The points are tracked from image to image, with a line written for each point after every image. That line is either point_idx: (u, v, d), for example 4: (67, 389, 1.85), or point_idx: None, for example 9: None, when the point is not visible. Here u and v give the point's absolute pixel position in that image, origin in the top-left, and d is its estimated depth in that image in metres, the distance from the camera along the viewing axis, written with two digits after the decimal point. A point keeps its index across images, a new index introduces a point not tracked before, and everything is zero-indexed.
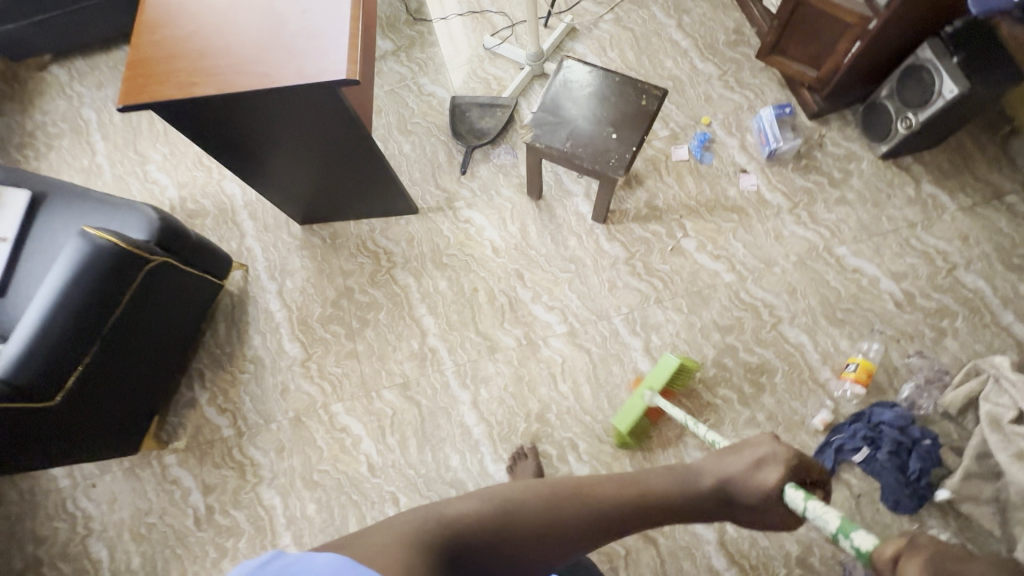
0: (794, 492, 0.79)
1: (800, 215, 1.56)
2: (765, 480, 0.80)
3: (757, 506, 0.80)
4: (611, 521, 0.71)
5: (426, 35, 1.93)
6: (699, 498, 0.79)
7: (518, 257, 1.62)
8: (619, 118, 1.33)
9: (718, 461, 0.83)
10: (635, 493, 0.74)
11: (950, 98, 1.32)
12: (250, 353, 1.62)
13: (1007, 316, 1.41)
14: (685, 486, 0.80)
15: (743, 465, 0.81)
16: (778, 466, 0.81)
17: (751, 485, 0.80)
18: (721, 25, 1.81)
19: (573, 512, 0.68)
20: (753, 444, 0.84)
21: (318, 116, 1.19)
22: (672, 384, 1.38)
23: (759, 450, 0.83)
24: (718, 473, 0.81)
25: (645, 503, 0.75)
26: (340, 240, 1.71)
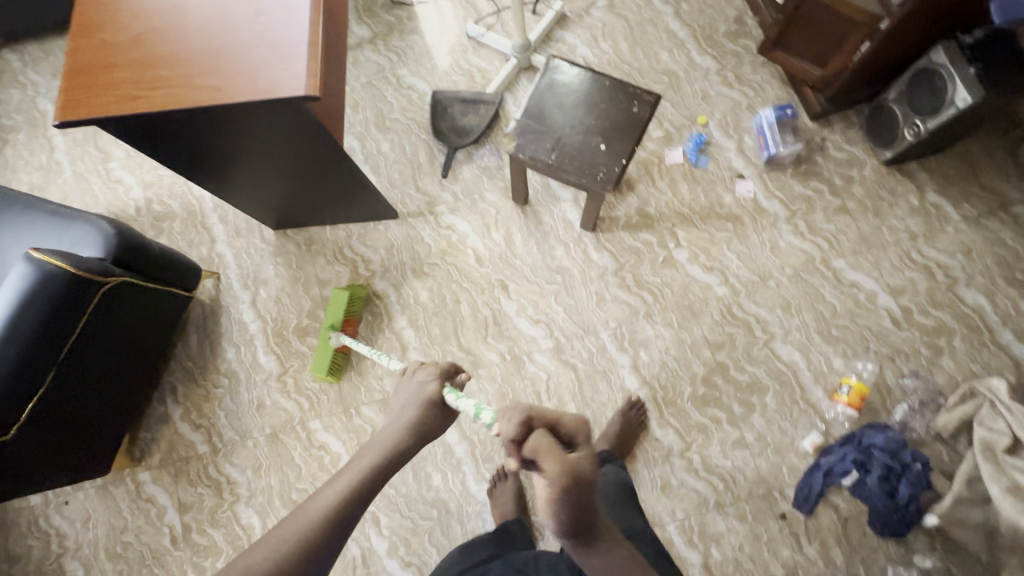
0: (452, 397, 0.84)
1: (798, 224, 1.49)
2: (426, 394, 0.85)
3: (443, 420, 0.86)
4: (341, 520, 0.74)
5: (405, 20, 1.80)
6: (404, 449, 0.83)
7: (502, 267, 1.55)
8: (607, 126, 1.23)
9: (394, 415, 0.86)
10: (344, 483, 0.77)
11: (962, 108, 1.23)
12: (223, 367, 1.56)
13: (1005, 335, 1.37)
14: (393, 450, 0.82)
15: (412, 400, 0.86)
16: (429, 378, 0.87)
17: (429, 408, 0.85)
18: (722, 14, 1.69)
19: (305, 534, 0.70)
20: (409, 380, 0.89)
21: (281, 130, 1.09)
22: (351, 314, 1.51)
23: (413, 382, 0.88)
24: (401, 421, 0.84)
25: (359, 487, 0.77)
26: (316, 247, 1.63)
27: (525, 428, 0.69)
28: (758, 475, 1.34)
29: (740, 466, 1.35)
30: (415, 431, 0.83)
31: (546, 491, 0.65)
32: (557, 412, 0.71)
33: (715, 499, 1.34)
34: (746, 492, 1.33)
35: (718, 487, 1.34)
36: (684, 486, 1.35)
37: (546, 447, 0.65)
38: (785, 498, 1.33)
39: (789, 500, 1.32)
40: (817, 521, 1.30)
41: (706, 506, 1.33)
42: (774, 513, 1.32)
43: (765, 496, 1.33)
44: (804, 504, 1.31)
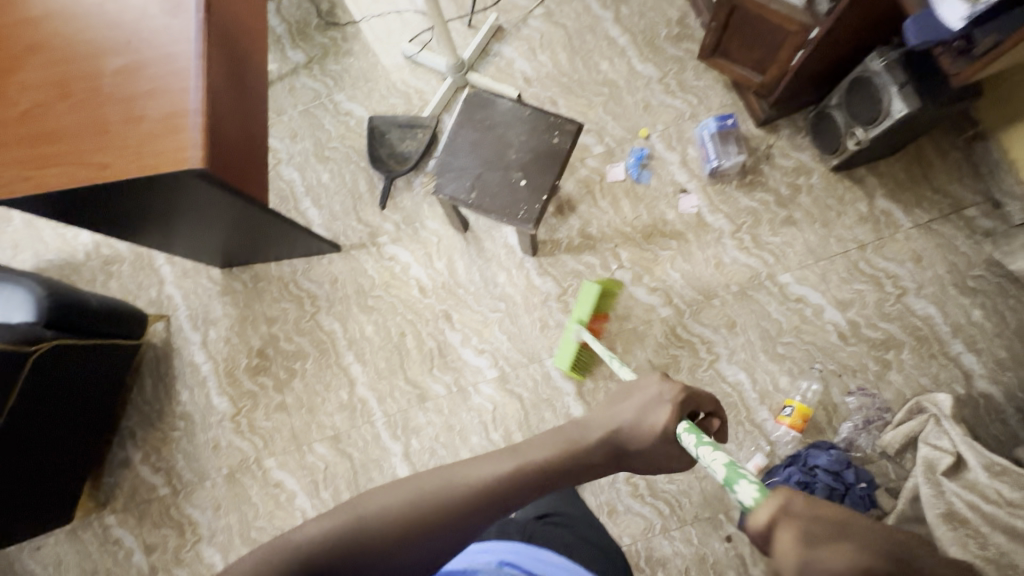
0: (685, 435, 0.74)
1: (743, 239, 1.45)
2: (648, 422, 0.76)
3: (647, 451, 0.76)
4: (502, 498, 0.65)
5: (341, 42, 1.75)
6: (592, 460, 0.73)
7: (445, 296, 1.53)
8: (529, 160, 1.20)
9: (605, 412, 0.79)
10: (523, 459, 0.69)
11: (898, 119, 1.17)
12: (178, 410, 1.58)
13: (956, 346, 1.33)
14: (580, 450, 0.73)
15: (628, 412, 0.77)
16: (662, 406, 0.77)
17: (642, 429, 0.76)
18: (663, 17, 1.61)
19: (453, 491, 0.63)
20: (636, 391, 0.81)
21: (200, 203, 1.08)
22: (600, 309, 1.37)
23: (644, 396, 0.79)
24: (608, 428, 0.76)
25: (538, 471, 0.68)
26: (262, 284, 1.62)
27: None
28: (703, 497, 1.34)
29: (685, 489, 1.35)
30: (612, 445, 0.74)
31: None
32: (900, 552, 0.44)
33: (661, 524, 1.34)
34: (692, 515, 1.34)
35: (664, 511, 1.35)
36: (630, 510, 1.36)
37: None
38: (731, 520, 1.32)
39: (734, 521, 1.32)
40: None
41: (653, 531, 1.34)
42: (719, 535, 1.32)
43: (710, 518, 1.33)
44: None
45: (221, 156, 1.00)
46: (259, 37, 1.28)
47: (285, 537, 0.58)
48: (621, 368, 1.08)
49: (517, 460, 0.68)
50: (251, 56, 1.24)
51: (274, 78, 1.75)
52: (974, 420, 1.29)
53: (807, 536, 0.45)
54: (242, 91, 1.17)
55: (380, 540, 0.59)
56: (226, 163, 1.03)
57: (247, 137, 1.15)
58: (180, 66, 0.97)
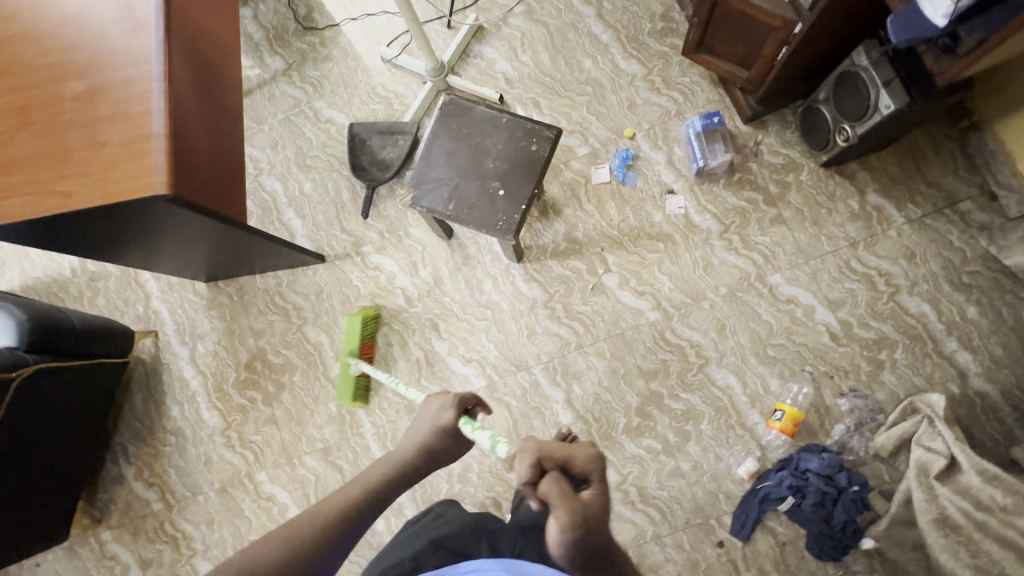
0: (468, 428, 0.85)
1: (732, 239, 1.42)
2: (445, 422, 0.87)
3: (453, 449, 0.88)
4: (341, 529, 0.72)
5: (319, 47, 1.71)
6: (412, 470, 0.83)
7: (431, 305, 1.52)
8: (506, 169, 1.17)
9: (409, 436, 0.88)
10: (350, 494, 0.76)
11: (885, 115, 1.13)
12: (169, 425, 1.58)
13: (950, 344, 1.30)
14: (400, 466, 0.82)
15: (426, 426, 0.88)
16: (450, 408, 0.89)
17: (443, 436, 0.87)
18: (647, 11, 1.57)
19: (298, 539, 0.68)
20: (426, 408, 0.92)
21: (171, 225, 1.07)
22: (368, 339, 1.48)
23: (434, 407, 0.90)
24: (416, 441, 0.86)
25: (366, 495, 0.77)
26: (247, 296, 1.61)
27: (534, 467, 0.67)
28: (694, 503, 1.33)
29: (676, 495, 1.34)
30: (428, 453, 0.85)
31: (554, 532, 0.62)
32: (567, 449, 0.70)
33: (653, 531, 1.33)
34: (683, 521, 1.32)
35: (656, 518, 1.34)
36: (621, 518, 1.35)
37: (554, 489, 0.64)
38: (722, 525, 1.31)
39: (726, 526, 1.31)
40: (756, 547, 1.29)
41: (644, 537, 1.33)
42: (711, 541, 1.31)
43: (702, 524, 1.32)
44: (741, 530, 1.29)
45: (187, 177, 0.99)
46: (231, 46, 1.25)
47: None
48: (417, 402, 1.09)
49: (347, 492, 0.76)
50: (223, 66, 1.22)
51: (253, 86, 1.72)
52: (969, 420, 1.27)
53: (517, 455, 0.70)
54: (214, 104, 1.15)
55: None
56: (194, 183, 1.02)
57: (219, 153, 1.14)
58: (142, 89, 0.96)
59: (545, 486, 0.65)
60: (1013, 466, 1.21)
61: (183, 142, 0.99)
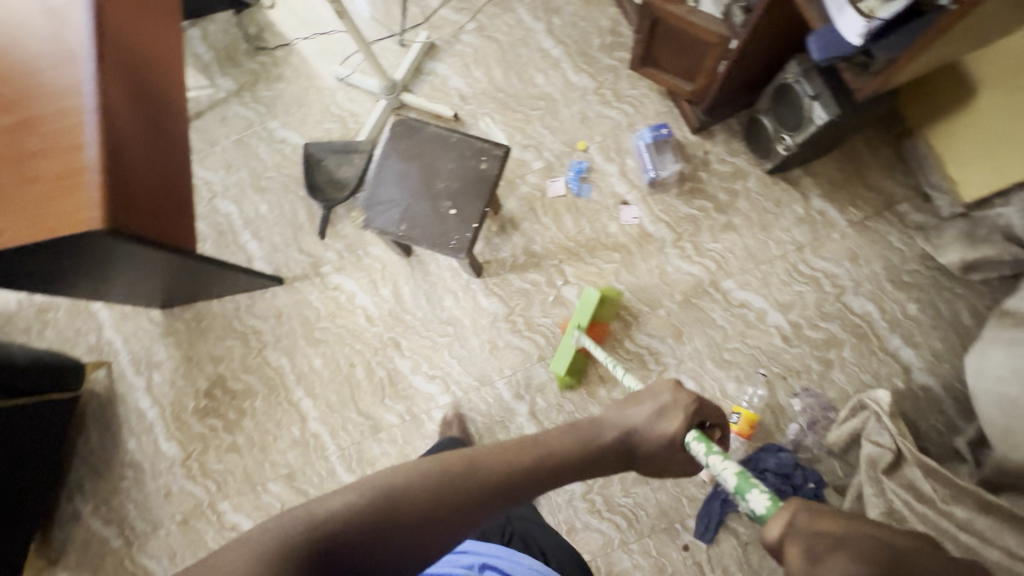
0: (694, 444, 0.74)
1: (685, 247, 1.46)
2: (664, 427, 0.76)
3: (658, 455, 0.76)
4: (508, 492, 0.64)
5: (271, 67, 1.70)
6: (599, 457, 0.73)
7: (392, 324, 1.51)
8: (458, 189, 1.18)
9: (620, 412, 0.78)
10: (533, 456, 0.67)
11: (820, 126, 1.18)
12: (127, 458, 1.54)
13: (894, 341, 1.36)
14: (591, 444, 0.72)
15: (642, 417, 0.77)
16: (681, 412, 0.77)
17: (653, 434, 0.76)
18: (595, 26, 1.60)
19: (472, 485, 0.62)
20: (652, 393, 0.80)
21: (114, 258, 1.05)
22: (597, 316, 1.38)
23: (659, 398, 0.79)
24: (620, 425, 0.76)
25: (544, 468, 0.67)
26: (205, 322, 1.58)
27: None
28: (659, 509, 1.35)
29: (641, 502, 1.36)
30: (624, 444, 0.74)
31: None
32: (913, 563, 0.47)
33: (620, 539, 1.35)
34: (649, 527, 1.35)
35: (622, 525, 1.35)
36: (589, 527, 1.36)
37: None
38: (687, 529, 1.34)
39: (690, 530, 1.34)
40: (719, 549, 1.31)
41: (611, 546, 1.35)
42: (677, 545, 1.33)
43: (667, 529, 1.34)
44: (705, 533, 1.32)
45: (126, 209, 0.97)
46: (178, 72, 1.24)
47: (296, 511, 0.56)
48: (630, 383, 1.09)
49: (528, 455, 0.67)
50: (170, 92, 1.20)
51: (204, 108, 1.70)
52: (915, 413, 1.32)
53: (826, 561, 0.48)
54: (158, 132, 1.13)
55: (399, 525, 0.57)
56: (135, 213, 1.00)
57: (165, 181, 1.12)
58: (75, 122, 0.95)
59: None
60: (955, 456, 1.27)
61: (121, 173, 0.98)
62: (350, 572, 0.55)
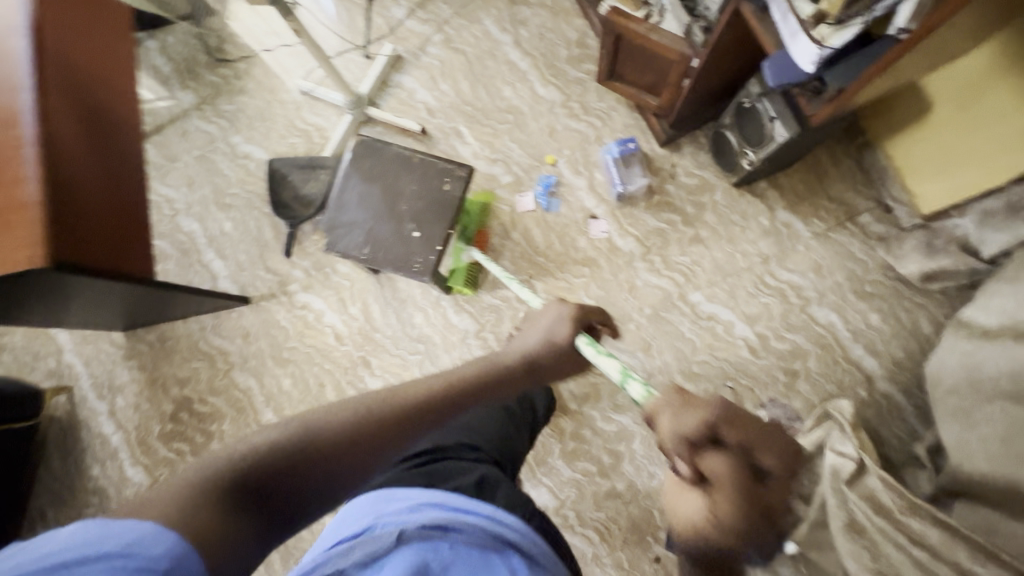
0: (585, 348, 0.86)
1: (653, 261, 1.46)
2: (556, 340, 0.85)
3: (558, 366, 0.85)
4: (424, 412, 0.69)
5: (233, 80, 1.66)
6: (509, 378, 0.79)
7: (362, 342, 1.49)
8: (421, 210, 1.17)
9: (518, 341, 0.86)
10: (439, 381, 0.73)
11: (781, 143, 1.20)
12: (90, 486, 1.49)
13: (857, 350, 1.38)
14: (496, 368, 0.79)
15: (537, 338, 0.86)
16: (567, 322, 0.88)
17: (548, 350, 0.85)
18: (562, 38, 1.59)
19: (386, 409, 0.66)
20: (540, 316, 0.90)
21: (63, 290, 1.02)
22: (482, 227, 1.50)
23: (549, 318, 0.89)
24: (518, 347, 0.85)
25: (455, 391, 0.72)
26: (169, 344, 1.54)
27: (707, 438, 0.68)
28: (631, 522, 1.36)
29: (614, 515, 1.37)
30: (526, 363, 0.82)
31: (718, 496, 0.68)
32: (744, 424, 0.68)
33: (593, 552, 1.35)
34: (621, 540, 1.36)
35: (595, 539, 1.36)
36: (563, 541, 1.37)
37: (724, 468, 0.66)
38: (658, 541, 1.35)
39: (662, 542, 1.35)
40: None
41: (585, 560, 1.35)
42: (649, 557, 1.34)
43: (639, 541, 1.35)
44: None
45: (70, 238, 0.95)
46: (130, 91, 1.20)
47: (222, 452, 0.58)
48: (531, 300, 1.10)
49: (437, 380, 0.73)
50: (120, 111, 1.16)
51: (164, 122, 1.65)
52: (877, 421, 1.35)
53: (685, 417, 0.68)
54: (108, 155, 1.10)
55: (323, 452, 0.61)
56: (83, 242, 0.98)
57: (116, 206, 1.09)
58: (15, 155, 0.92)
59: (711, 459, 0.67)
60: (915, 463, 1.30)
61: (65, 202, 0.95)
62: (277, 498, 0.59)
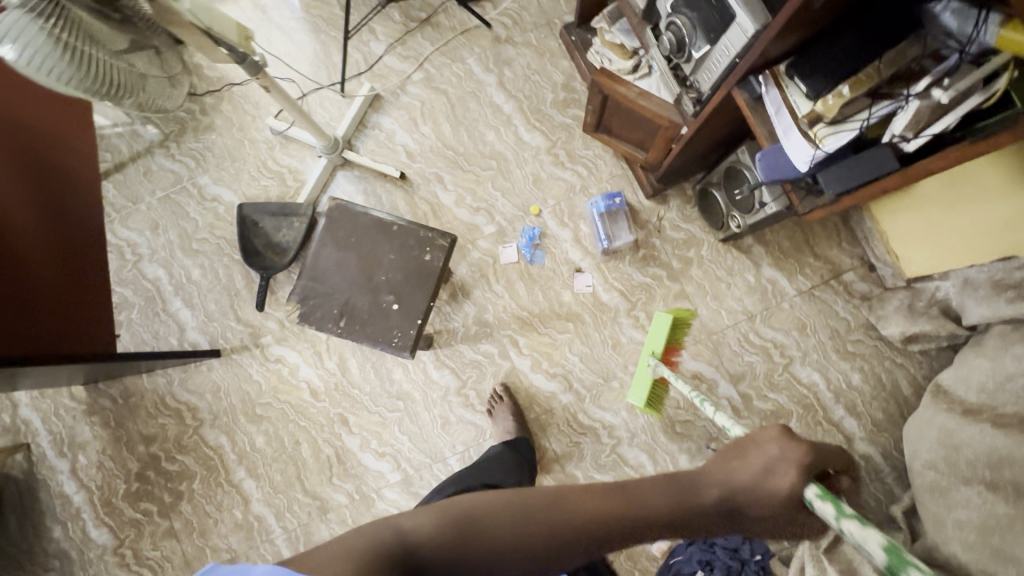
0: (819, 504, 0.56)
1: (639, 317, 1.44)
2: (782, 486, 0.57)
3: (770, 519, 0.58)
4: (586, 540, 0.57)
5: (200, 115, 1.56)
6: (696, 521, 0.58)
7: (340, 399, 1.44)
8: (400, 282, 1.11)
9: (720, 466, 0.61)
10: (605, 509, 0.58)
11: (770, 214, 1.17)
12: (51, 549, 1.42)
13: (838, 411, 1.38)
14: (681, 504, 0.58)
15: (751, 471, 0.59)
16: (796, 465, 0.58)
17: (762, 496, 0.58)
18: (548, 80, 1.53)
19: (544, 522, 0.57)
20: (758, 441, 0.62)
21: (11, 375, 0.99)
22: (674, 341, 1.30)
23: (771, 453, 0.59)
24: (720, 484, 0.59)
25: (619, 524, 0.57)
26: (134, 398, 1.47)
27: None
28: None
29: None
30: (725, 508, 0.59)
31: None
32: None
33: None
34: None
35: None
36: None
37: None
38: None
39: None
40: None
41: None
42: None
43: None
44: None
45: (1, 310, 0.94)
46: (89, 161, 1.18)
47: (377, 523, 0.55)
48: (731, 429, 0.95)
49: (605, 505, 0.58)
50: (70, 161, 1.14)
51: (126, 158, 1.55)
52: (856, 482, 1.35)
53: None
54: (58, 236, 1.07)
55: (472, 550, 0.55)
56: (29, 315, 0.98)
57: (65, 265, 1.07)
58: None
59: None
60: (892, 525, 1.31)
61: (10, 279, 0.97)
62: None
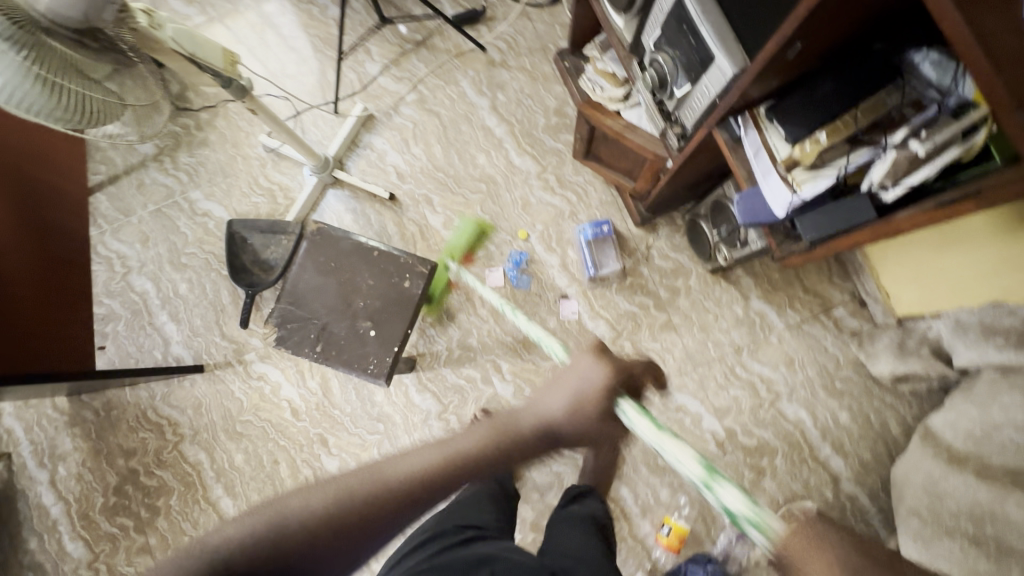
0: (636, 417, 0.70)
1: (624, 345, 1.42)
2: (585, 394, 0.72)
3: (578, 433, 0.72)
4: (415, 497, 0.63)
5: (196, 131, 1.58)
6: (523, 446, 0.70)
7: (320, 419, 1.43)
8: (378, 308, 1.11)
9: (534, 399, 0.75)
10: (428, 458, 0.65)
11: (756, 249, 1.16)
12: (23, 561, 1.41)
13: (825, 450, 1.35)
14: (500, 436, 0.70)
15: (564, 394, 0.73)
16: (601, 382, 0.73)
17: (573, 420, 0.71)
18: (541, 105, 1.53)
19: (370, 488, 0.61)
20: (572, 366, 0.77)
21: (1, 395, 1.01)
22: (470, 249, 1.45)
23: (575, 376, 0.75)
24: (536, 412, 0.72)
25: (450, 470, 0.65)
26: (116, 411, 1.47)
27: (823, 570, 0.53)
28: None
29: None
30: (541, 428, 0.71)
31: None
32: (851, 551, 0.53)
33: None
34: None
35: None
36: None
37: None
38: None
39: None
40: None
41: None
42: None
43: None
44: None
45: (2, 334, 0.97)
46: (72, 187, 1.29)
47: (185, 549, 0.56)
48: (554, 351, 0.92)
49: (433, 454, 0.66)
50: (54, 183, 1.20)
51: (120, 171, 1.57)
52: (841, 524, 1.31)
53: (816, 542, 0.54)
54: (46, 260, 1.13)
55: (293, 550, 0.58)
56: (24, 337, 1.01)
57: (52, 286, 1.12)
58: None
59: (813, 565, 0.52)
60: None
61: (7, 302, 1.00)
62: None
